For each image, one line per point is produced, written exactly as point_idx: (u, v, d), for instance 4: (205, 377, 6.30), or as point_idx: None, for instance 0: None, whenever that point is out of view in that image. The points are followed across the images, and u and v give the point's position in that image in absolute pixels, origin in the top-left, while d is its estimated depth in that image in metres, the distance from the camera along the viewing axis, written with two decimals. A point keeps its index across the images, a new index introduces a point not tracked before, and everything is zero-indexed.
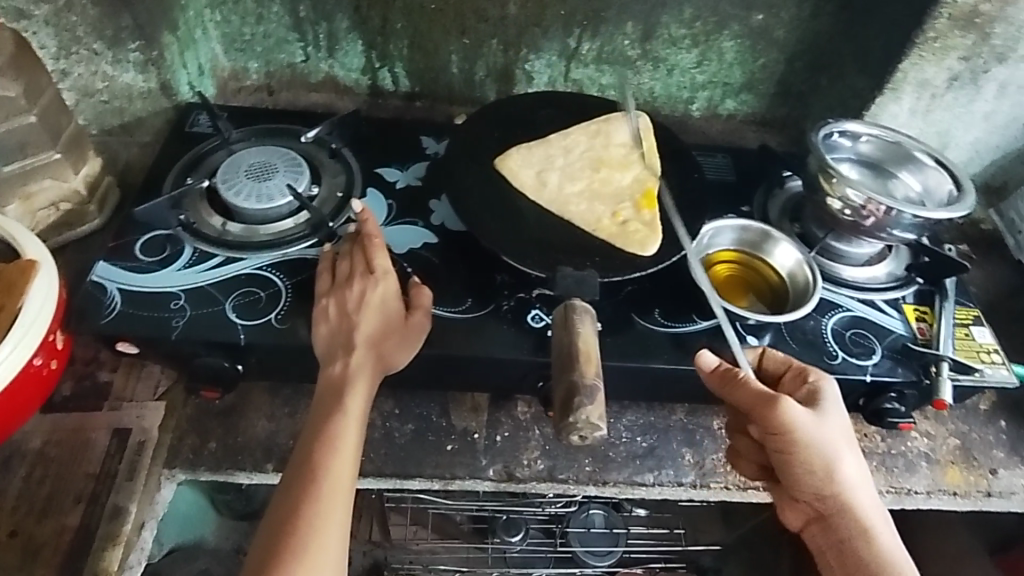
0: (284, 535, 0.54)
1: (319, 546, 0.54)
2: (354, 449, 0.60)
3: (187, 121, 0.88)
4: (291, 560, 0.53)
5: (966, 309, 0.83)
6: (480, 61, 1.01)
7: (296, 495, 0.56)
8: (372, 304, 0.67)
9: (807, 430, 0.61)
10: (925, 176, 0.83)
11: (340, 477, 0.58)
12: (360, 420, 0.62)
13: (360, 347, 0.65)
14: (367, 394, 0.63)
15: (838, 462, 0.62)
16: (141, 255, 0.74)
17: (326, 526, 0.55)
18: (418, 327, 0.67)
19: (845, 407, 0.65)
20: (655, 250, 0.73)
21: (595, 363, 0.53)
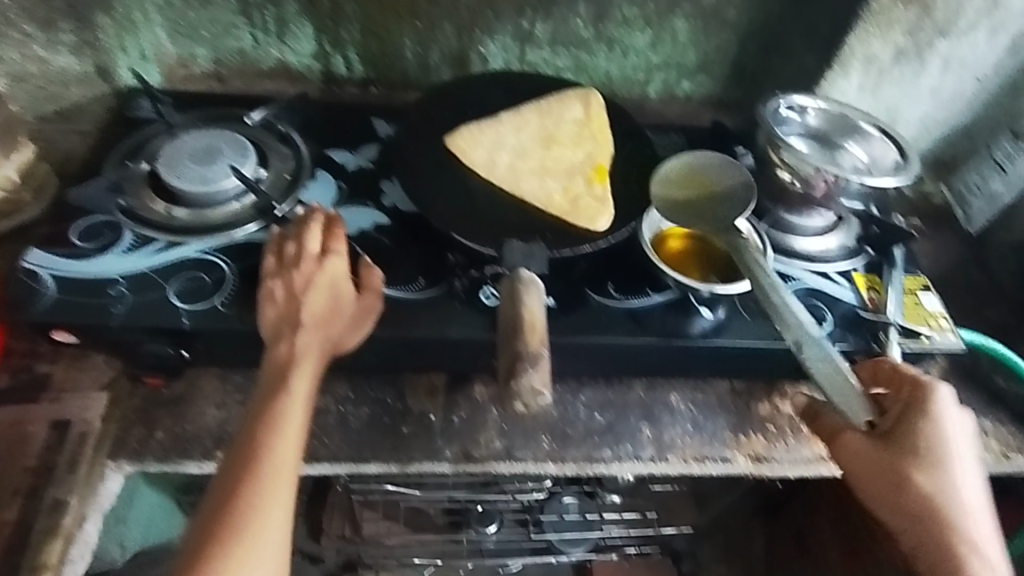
0: (224, 517, 0.53)
1: (262, 527, 0.54)
2: (301, 428, 0.59)
3: (129, 105, 0.86)
4: (231, 540, 0.52)
5: (914, 277, 0.84)
6: (434, 45, 1.00)
7: (240, 475, 0.55)
8: (322, 285, 0.66)
9: (872, 462, 0.64)
10: (871, 147, 0.84)
11: (285, 457, 0.57)
12: (306, 400, 0.60)
13: (312, 329, 0.64)
14: (316, 374, 0.62)
15: (904, 495, 0.63)
16: (80, 242, 0.72)
17: (269, 506, 0.54)
18: (369, 307, 0.67)
19: (928, 436, 0.64)
20: (606, 227, 0.73)
21: (540, 332, 0.53)
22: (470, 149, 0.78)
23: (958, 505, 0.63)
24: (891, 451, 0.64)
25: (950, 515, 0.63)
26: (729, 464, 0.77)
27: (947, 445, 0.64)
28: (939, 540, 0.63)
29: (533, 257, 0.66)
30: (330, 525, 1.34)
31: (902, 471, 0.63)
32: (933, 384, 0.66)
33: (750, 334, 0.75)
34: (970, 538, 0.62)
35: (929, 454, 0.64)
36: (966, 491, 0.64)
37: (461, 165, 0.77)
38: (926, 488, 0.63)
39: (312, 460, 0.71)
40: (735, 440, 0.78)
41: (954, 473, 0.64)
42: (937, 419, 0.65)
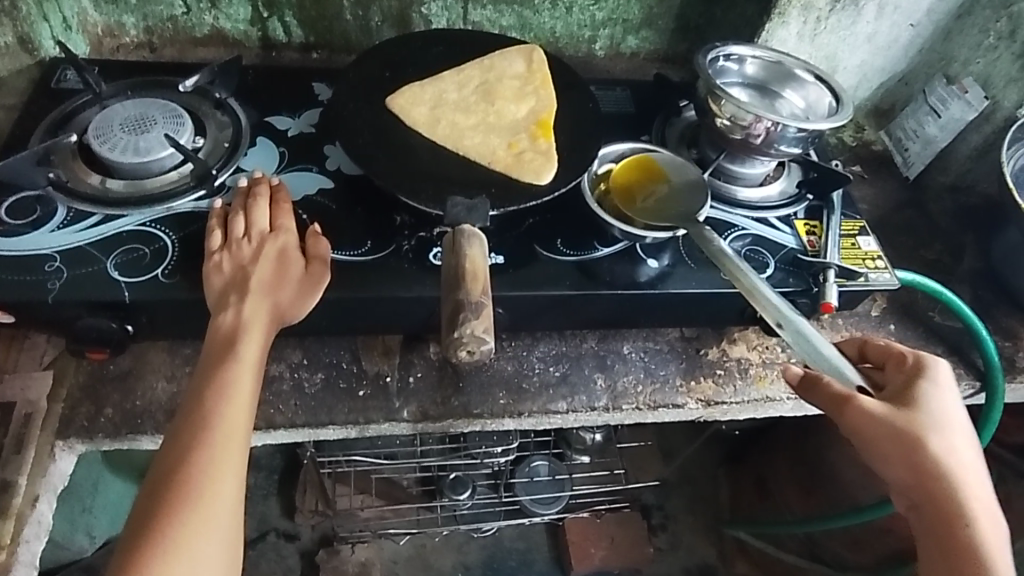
0: (174, 485, 0.53)
1: (213, 492, 0.54)
2: (251, 393, 0.59)
3: (53, 77, 0.83)
4: (182, 506, 0.52)
5: (853, 220, 0.87)
6: (374, 6, 0.98)
7: (187, 442, 0.55)
8: (270, 256, 0.65)
9: (885, 422, 0.64)
10: (806, 93, 0.87)
11: (234, 423, 0.56)
12: (256, 368, 0.60)
13: (261, 301, 0.63)
14: (264, 341, 0.61)
15: (924, 451, 0.63)
16: (8, 219, 0.69)
17: (221, 472, 0.54)
18: (318, 275, 0.65)
19: (938, 399, 0.66)
20: (550, 179, 0.74)
21: (483, 280, 0.54)
22: (411, 104, 0.78)
23: (966, 469, 0.63)
24: (902, 413, 0.64)
25: (961, 476, 0.62)
26: (681, 410, 0.79)
27: (950, 412, 0.65)
28: (955, 504, 0.61)
29: (475, 210, 0.66)
30: (304, 502, 1.36)
31: (915, 432, 0.63)
32: (928, 358, 0.69)
33: (695, 280, 0.77)
34: (980, 503, 0.62)
35: (933, 417, 0.65)
36: (971, 458, 0.64)
37: (404, 124, 0.77)
38: (939, 452, 0.63)
39: (269, 427, 0.71)
40: (686, 385, 0.81)
41: (960, 439, 0.64)
42: (936, 386, 0.67)
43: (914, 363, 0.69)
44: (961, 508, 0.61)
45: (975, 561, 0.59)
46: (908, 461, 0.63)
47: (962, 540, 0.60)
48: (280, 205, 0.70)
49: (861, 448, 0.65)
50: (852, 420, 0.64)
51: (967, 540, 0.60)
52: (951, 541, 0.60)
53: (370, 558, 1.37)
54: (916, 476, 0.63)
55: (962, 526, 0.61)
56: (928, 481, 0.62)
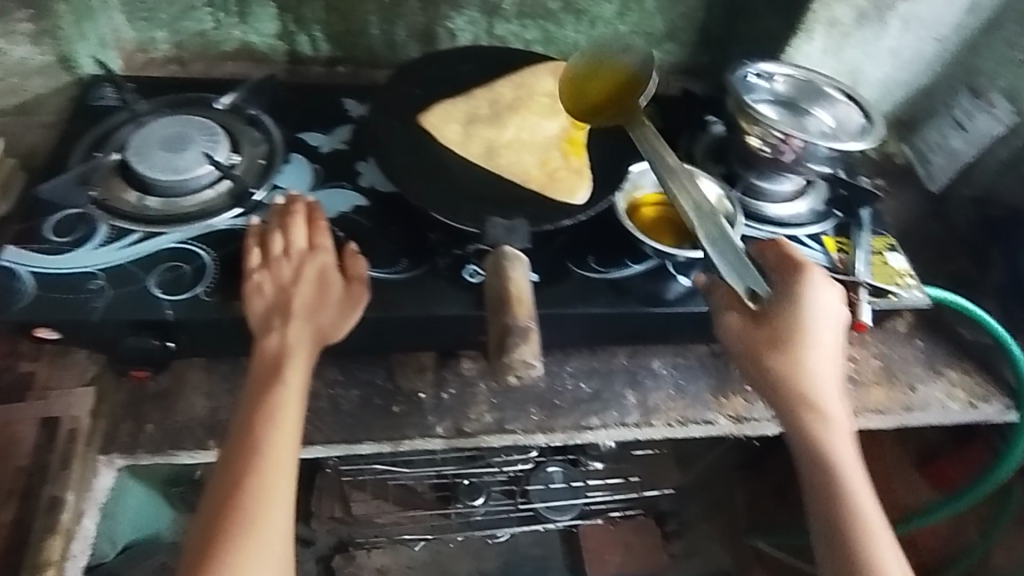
0: (229, 513, 0.54)
1: (265, 519, 0.55)
2: (296, 418, 0.60)
3: (91, 95, 0.84)
4: (239, 534, 0.54)
5: (881, 237, 0.87)
6: (400, 21, 0.98)
7: (238, 469, 0.56)
8: (310, 276, 0.66)
9: (745, 338, 0.67)
10: (836, 111, 0.87)
11: (281, 448, 0.57)
12: (301, 392, 0.61)
13: (304, 322, 0.64)
14: (307, 361, 0.62)
15: (773, 369, 0.65)
16: (53, 237, 0.70)
17: (272, 498, 0.55)
18: (357, 296, 0.66)
19: (808, 318, 0.66)
20: (584, 198, 0.75)
21: (527, 305, 0.54)
22: (443, 122, 0.80)
23: (825, 383, 0.66)
24: (769, 327, 0.66)
25: (812, 398, 0.65)
26: (711, 425, 0.80)
27: (819, 326, 0.67)
28: (813, 417, 0.65)
29: (515, 230, 0.69)
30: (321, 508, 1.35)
31: (769, 350, 0.65)
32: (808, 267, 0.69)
33: None
34: (835, 414, 0.66)
35: (801, 332, 0.66)
36: (833, 374, 0.66)
37: (439, 140, 0.78)
38: (805, 367, 0.65)
39: (306, 444, 0.72)
40: (716, 401, 0.81)
41: (824, 355, 0.66)
42: (813, 300, 0.67)
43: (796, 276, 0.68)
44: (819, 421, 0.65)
45: (828, 467, 0.63)
46: (771, 375, 0.66)
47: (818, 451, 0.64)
48: (317, 222, 0.71)
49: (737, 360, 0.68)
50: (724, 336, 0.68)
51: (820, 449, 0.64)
52: (810, 451, 0.64)
53: (385, 564, 1.43)
54: (782, 390, 0.65)
55: (819, 438, 0.64)
56: (791, 396, 0.65)
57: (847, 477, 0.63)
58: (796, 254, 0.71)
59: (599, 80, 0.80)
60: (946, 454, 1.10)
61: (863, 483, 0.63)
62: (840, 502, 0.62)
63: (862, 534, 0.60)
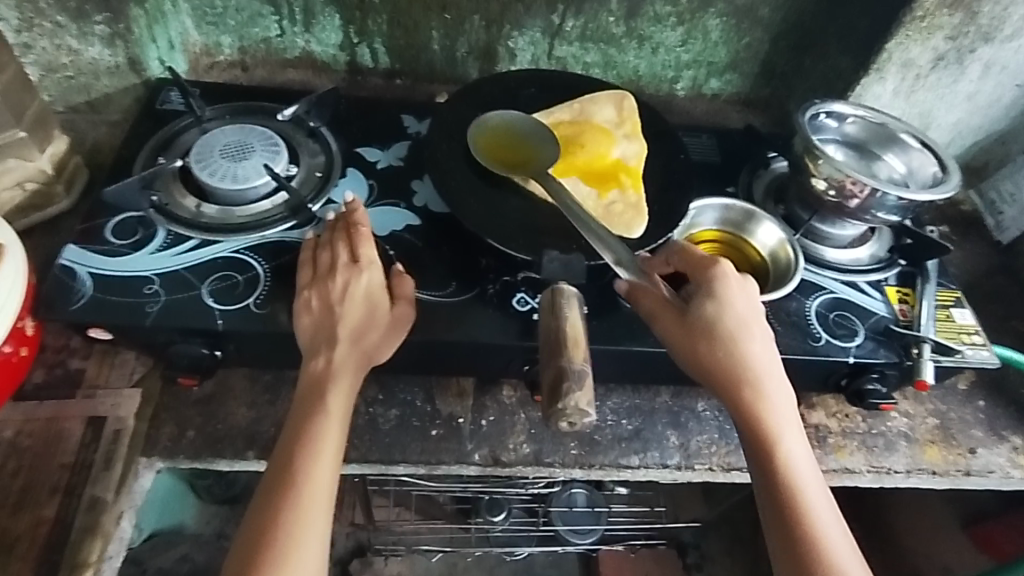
0: (263, 546, 0.54)
1: (298, 552, 0.54)
2: (336, 450, 0.59)
3: (158, 98, 0.85)
4: (271, 568, 0.53)
5: (947, 290, 0.83)
6: (461, 38, 0.98)
7: (277, 498, 0.56)
8: (357, 297, 0.65)
9: (680, 330, 0.63)
10: (909, 159, 0.84)
11: (319, 480, 0.57)
12: (342, 422, 0.60)
13: (345, 343, 0.63)
14: (350, 388, 0.62)
15: (708, 360, 0.62)
16: (113, 238, 0.71)
17: (306, 532, 0.55)
18: (404, 317, 0.66)
19: (734, 311, 0.63)
20: (640, 234, 0.73)
21: (583, 347, 0.54)
22: (496, 144, 0.78)
23: (765, 373, 0.63)
24: (696, 315, 0.63)
25: (749, 392, 0.62)
26: None
27: (745, 313, 0.64)
28: (759, 413, 0.61)
29: (571, 267, 0.67)
30: (342, 513, 1.34)
31: (703, 342, 0.62)
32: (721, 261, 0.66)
33: (782, 346, 0.74)
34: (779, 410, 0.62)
35: (730, 321, 0.63)
36: (765, 365, 0.63)
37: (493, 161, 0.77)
38: (732, 361, 0.62)
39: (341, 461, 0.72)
40: None
41: (760, 344, 0.64)
42: (733, 289, 0.65)
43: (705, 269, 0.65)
44: (764, 418, 0.61)
45: (783, 471, 0.59)
46: (713, 367, 0.62)
47: (768, 451, 0.60)
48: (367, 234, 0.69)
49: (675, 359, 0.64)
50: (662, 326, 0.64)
51: (770, 450, 0.60)
52: (762, 454, 0.60)
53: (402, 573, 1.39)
54: (722, 383, 0.62)
55: (767, 446, 0.60)
56: (729, 394, 0.62)
57: (801, 482, 0.59)
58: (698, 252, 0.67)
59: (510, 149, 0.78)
60: (995, 517, 1.05)
61: (818, 486, 0.59)
62: (799, 510, 0.57)
63: (821, 545, 0.56)
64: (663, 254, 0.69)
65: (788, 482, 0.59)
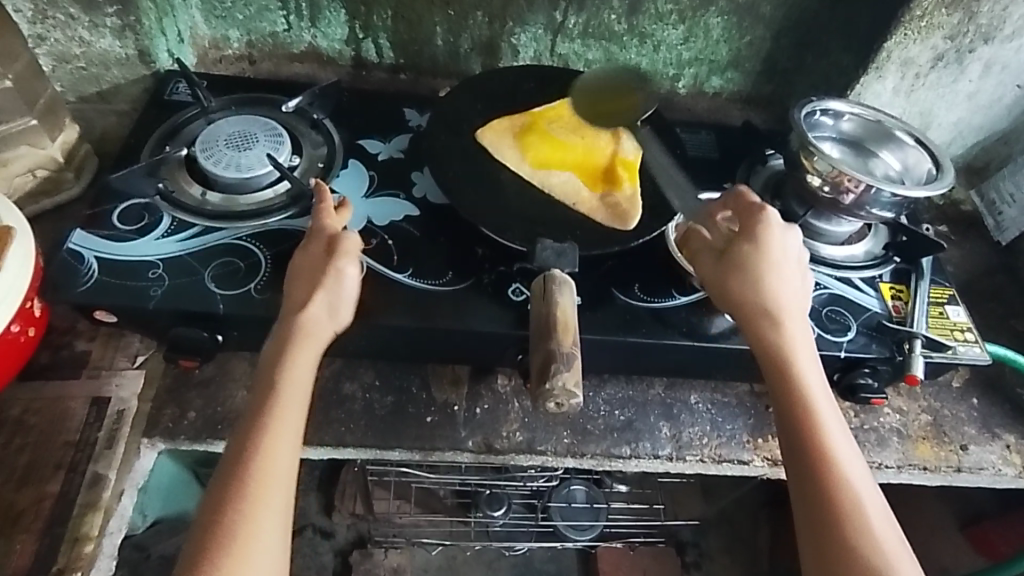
0: (213, 529, 0.53)
1: (252, 533, 0.53)
2: (295, 432, 0.59)
3: (166, 89, 0.88)
4: (220, 553, 0.52)
5: (942, 288, 0.84)
6: (465, 34, 0.99)
7: (229, 482, 0.55)
8: (298, 270, 0.66)
9: (716, 268, 0.67)
10: (905, 156, 0.85)
11: (272, 464, 0.56)
12: (298, 405, 0.59)
13: (299, 320, 0.62)
14: (309, 366, 0.61)
15: (740, 292, 0.65)
16: (119, 224, 0.73)
17: (258, 517, 0.54)
18: (334, 277, 0.64)
19: (773, 251, 0.66)
20: (634, 226, 0.75)
21: (572, 332, 0.55)
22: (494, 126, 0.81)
23: (793, 310, 0.66)
24: (733, 253, 0.67)
25: (775, 325, 0.65)
26: (745, 466, 0.78)
27: (782, 253, 0.67)
28: (779, 349, 0.64)
29: (564, 256, 0.68)
30: (343, 503, 1.35)
31: (736, 277, 0.66)
32: (765, 210, 0.68)
33: None
34: (798, 342, 0.65)
35: (767, 258, 0.66)
36: (795, 304, 0.66)
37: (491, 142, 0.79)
38: (761, 294, 0.65)
39: (338, 445, 0.73)
40: (753, 442, 0.79)
41: (789, 284, 0.66)
42: (775, 231, 0.67)
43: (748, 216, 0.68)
44: (788, 352, 0.64)
45: (805, 403, 0.62)
46: (744, 302, 0.65)
47: (787, 378, 0.63)
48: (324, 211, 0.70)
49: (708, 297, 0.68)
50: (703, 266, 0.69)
51: (791, 373, 0.63)
52: (783, 380, 0.63)
53: (401, 564, 1.40)
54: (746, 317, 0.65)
55: (787, 370, 0.63)
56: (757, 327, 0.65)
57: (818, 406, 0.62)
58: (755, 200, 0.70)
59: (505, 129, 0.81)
60: (992, 518, 1.07)
61: (834, 414, 0.62)
62: (816, 431, 0.60)
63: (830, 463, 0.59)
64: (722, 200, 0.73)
65: (807, 408, 0.61)
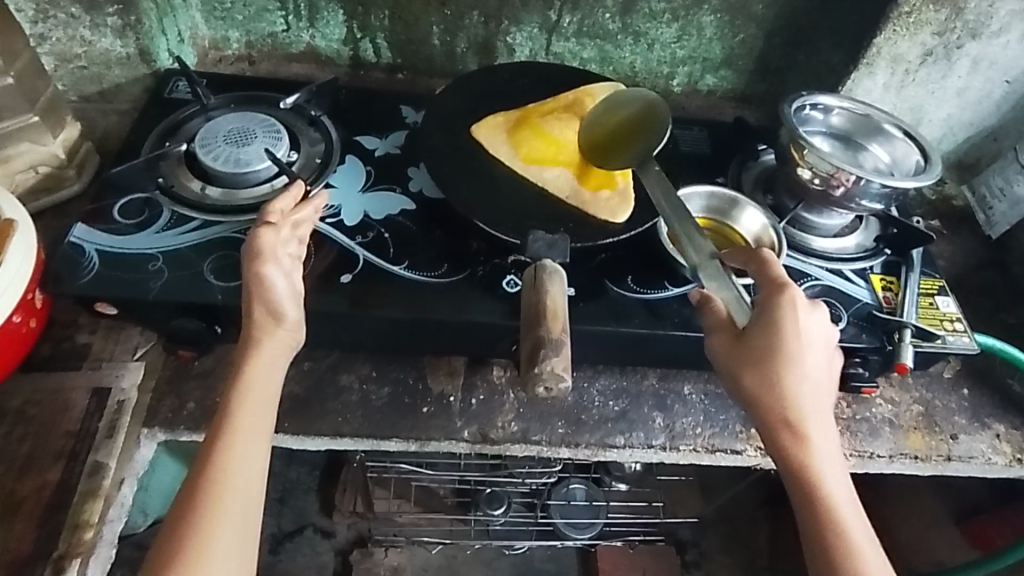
0: (178, 528, 0.53)
1: (209, 541, 0.53)
2: (261, 432, 0.59)
3: (166, 88, 0.89)
4: (182, 552, 0.52)
5: (931, 279, 0.85)
6: (461, 33, 1.01)
7: (196, 480, 0.55)
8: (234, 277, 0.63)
9: (732, 351, 0.62)
10: (893, 149, 0.86)
11: (235, 464, 0.56)
12: (264, 404, 0.60)
13: (252, 330, 0.61)
14: (275, 367, 0.61)
15: (756, 383, 0.60)
16: (119, 219, 0.75)
17: (219, 518, 0.54)
18: (257, 280, 0.61)
19: (794, 333, 0.61)
20: (626, 218, 0.76)
21: (562, 320, 0.57)
22: (493, 124, 0.82)
23: (813, 403, 0.61)
24: (753, 344, 0.61)
25: (794, 419, 0.60)
26: (738, 456, 0.79)
27: (806, 341, 0.61)
28: (804, 457, 0.59)
29: (556, 246, 0.69)
30: (343, 501, 1.36)
31: (752, 366, 0.61)
32: (786, 286, 0.62)
33: None
34: (826, 449, 0.60)
35: (792, 351, 0.60)
36: (817, 395, 0.61)
37: (489, 139, 0.81)
38: (780, 385, 0.60)
39: (335, 435, 0.75)
40: (746, 432, 0.80)
41: (808, 372, 0.61)
42: (800, 319, 0.61)
43: (768, 295, 0.62)
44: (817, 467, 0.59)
45: (827, 513, 0.57)
46: (766, 409, 0.60)
47: (805, 477, 0.59)
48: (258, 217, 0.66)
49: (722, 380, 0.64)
50: (716, 346, 0.64)
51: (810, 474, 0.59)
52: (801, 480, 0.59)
53: (401, 564, 1.37)
54: (763, 410, 0.60)
55: (806, 468, 0.59)
56: (774, 420, 0.60)
57: (838, 508, 0.58)
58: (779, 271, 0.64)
59: (503, 126, 0.82)
60: (988, 512, 1.06)
61: (857, 516, 0.58)
62: (837, 538, 0.56)
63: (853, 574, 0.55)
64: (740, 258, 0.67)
65: (828, 513, 0.57)
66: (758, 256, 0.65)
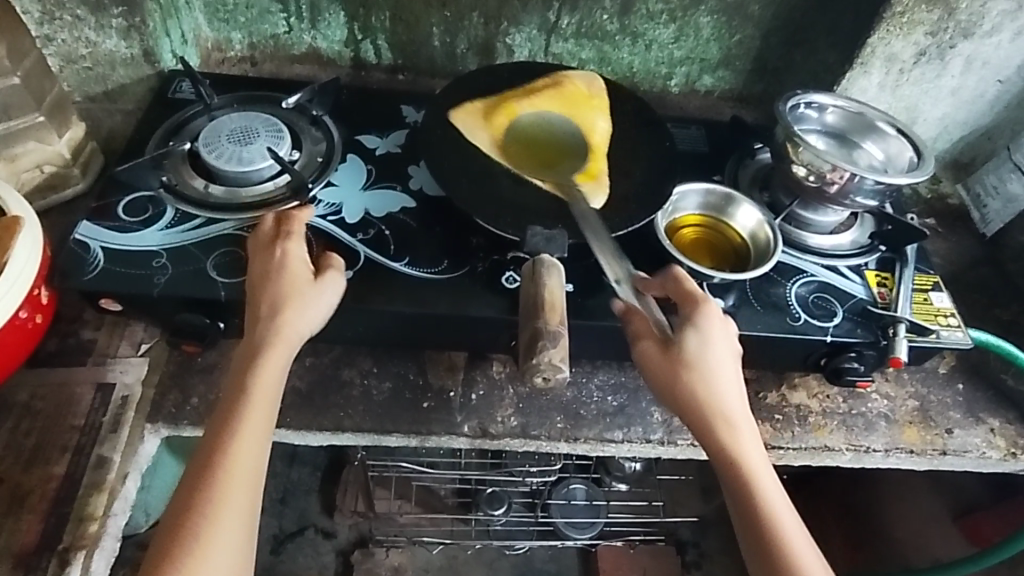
0: (179, 526, 0.55)
1: (210, 538, 0.54)
2: (261, 431, 0.59)
3: (170, 88, 0.90)
4: (183, 549, 0.54)
5: (926, 275, 0.86)
6: (461, 34, 1.02)
7: (199, 478, 0.56)
8: (294, 270, 0.66)
9: (661, 359, 0.65)
10: (887, 146, 0.88)
11: (240, 463, 0.57)
12: (269, 403, 0.61)
13: (267, 331, 0.62)
14: (280, 369, 0.62)
15: (687, 386, 0.64)
16: (124, 216, 0.76)
17: (221, 515, 0.55)
18: (336, 287, 0.67)
19: (714, 338, 0.66)
20: (603, 203, 0.78)
21: (558, 311, 0.58)
22: (471, 115, 0.85)
23: (737, 405, 0.65)
24: (678, 354, 0.65)
25: (721, 421, 0.64)
26: None
27: (723, 346, 0.66)
28: (736, 456, 0.63)
29: (553, 241, 0.70)
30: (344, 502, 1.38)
31: (682, 371, 0.64)
32: (705, 299, 0.67)
33: (759, 323, 0.77)
34: (752, 446, 0.64)
35: (711, 358, 0.65)
36: (737, 397, 0.66)
37: (468, 129, 0.83)
38: (707, 388, 0.64)
39: (336, 429, 0.75)
40: None
41: (729, 377, 0.66)
42: (715, 326, 0.66)
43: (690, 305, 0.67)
44: (747, 467, 0.62)
45: (765, 511, 0.60)
46: (690, 406, 0.64)
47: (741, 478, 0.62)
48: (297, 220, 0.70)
49: (653, 388, 0.66)
50: (644, 355, 0.66)
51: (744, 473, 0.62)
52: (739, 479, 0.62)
53: (402, 563, 1.37)
54: (692, 411, 0.64)
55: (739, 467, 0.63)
56: (705, 421, 0.64)
57: (772, 503, 0.61)
58: (693, 286, 0.69)
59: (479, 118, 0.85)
60: (985, 509, 1.06)
61: (789, 512, 0.61)
62: (779, 535, 0.59)
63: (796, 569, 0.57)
64: (660, 278, 0.70)
65: (765, 510, 0.60)
66: (672, 274, 0.69)
